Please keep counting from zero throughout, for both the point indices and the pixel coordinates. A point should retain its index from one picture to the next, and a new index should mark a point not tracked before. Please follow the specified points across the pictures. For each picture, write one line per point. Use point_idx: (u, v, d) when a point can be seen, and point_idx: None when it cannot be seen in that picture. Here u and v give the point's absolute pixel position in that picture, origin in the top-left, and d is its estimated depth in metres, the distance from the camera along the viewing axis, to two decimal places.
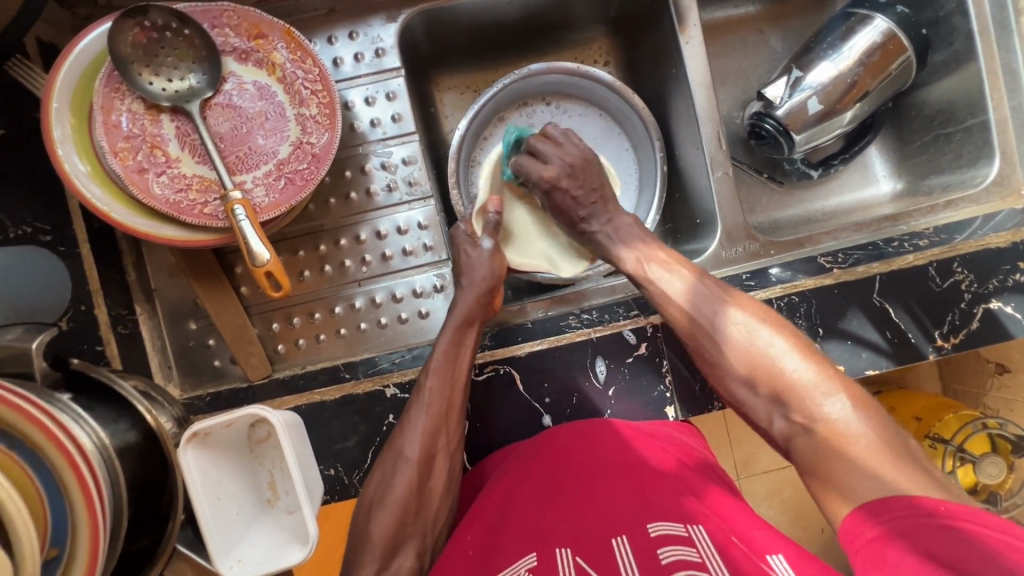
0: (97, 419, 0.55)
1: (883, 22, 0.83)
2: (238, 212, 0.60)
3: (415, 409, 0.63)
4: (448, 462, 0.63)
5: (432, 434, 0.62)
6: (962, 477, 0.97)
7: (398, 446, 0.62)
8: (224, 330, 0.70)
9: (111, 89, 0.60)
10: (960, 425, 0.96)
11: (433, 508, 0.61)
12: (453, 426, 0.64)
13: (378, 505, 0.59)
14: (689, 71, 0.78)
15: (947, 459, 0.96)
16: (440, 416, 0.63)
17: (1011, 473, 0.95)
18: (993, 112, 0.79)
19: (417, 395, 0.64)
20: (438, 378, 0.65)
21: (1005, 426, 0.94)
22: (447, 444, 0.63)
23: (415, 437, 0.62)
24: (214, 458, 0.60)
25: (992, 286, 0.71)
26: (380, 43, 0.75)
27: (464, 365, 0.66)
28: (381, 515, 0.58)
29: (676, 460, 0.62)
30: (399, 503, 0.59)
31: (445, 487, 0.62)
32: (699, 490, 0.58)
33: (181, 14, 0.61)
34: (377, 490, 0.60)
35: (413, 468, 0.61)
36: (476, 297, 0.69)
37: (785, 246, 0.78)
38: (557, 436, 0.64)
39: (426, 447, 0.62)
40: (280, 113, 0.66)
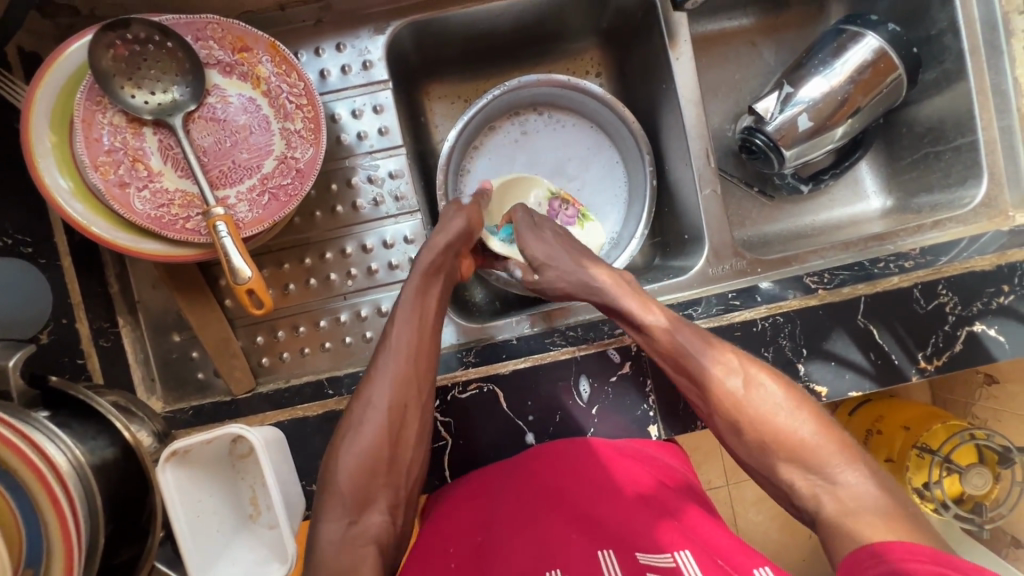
0: (74, 436, 0.55)
1: (874, 39, 0.83)
2: (220, 229, 0.60)
3: (383, 359, 0.65)
4: (419, 413, 0.64)
5: (401, 385, 0.64)
6: (948, 486, 0.98)
7: (367, 395, 0.64)
8: (207, 343, 0.70)
9: (92, 101, 0.60)
10: (948, 435, 0.96)
11: (405, 459, 0.63)
12: (422, 377, 0.65)
13: (347, 453, 0.61)
14: (679, 87, 0.78)
15: (933, 469, 0.96)
16: (407, 365, 0.65)
17: (997, 483, 0.96)
18: (982, 132, 0.79)
19: (385, 344, 0.66)
20: (405, 328, 0.66)
21: (992, 437, 0.94)
22: (418, 395, 0.65)
23: (383, 388, 0.63)
24: (192, 475, 0.59)
25: (976, 309, 0.71)
26: (368, 55, 0.74)
27: (432, 316, 0.68)
28: (349, 463, 0.61)
29: (656, 481, 0.62)
30: (367, 452, 0.61)
31: (417, 438, 0.64)
32: (676, 511, 0.58)
33: (164, 27, 0.60)
34: (347, 439, 0.62)
35: (381, 418, 0.62)
36: (448, 243, 0.70)
37: (772, 264, 0.79)
38: (541, 452, 0.65)
39: (394, 397, 0.63)
40: (264, 127, 0.65)
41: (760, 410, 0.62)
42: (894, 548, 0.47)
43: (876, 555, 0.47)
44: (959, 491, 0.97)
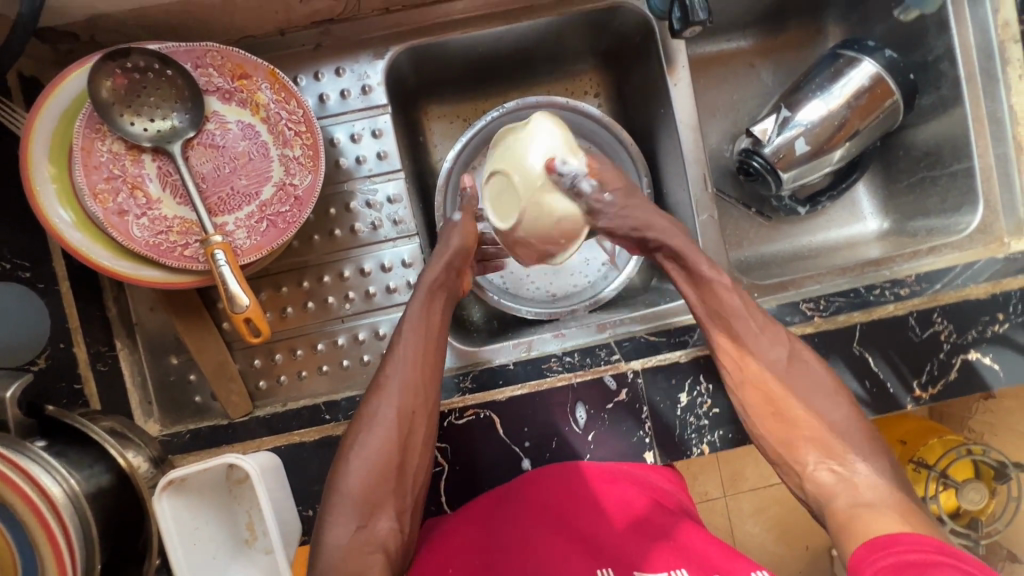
0: (70, 465, 0.55)
1: (870, 65, 0.83)
2: (218, 257, 0.60)
3: (391, 366, 0.66)
4: (425, 421, 0.65)
5: (408, 394, 0.64)
6: (945, 501, 0.99)
7: (375, 403, 0.64)
8: (205, 367, 0.70)
9: (90, 129, 0.60)
10: (944, 451, 0.97)
11: (413, 466, 0.64)
12: (429, 385, 0.66)
13: (356, 459, 0.62)
14: (677, 112, 0.79)
15: (930, 483, 0.97)
16: (415, 374, 0.65)
17: (994, 498, 0.96)
18: (978, 159, 0.80)
19: (393, 351, 0.67)
20: (412, 337, 0.67)
21: (988, 453, 0.95)
22: (425, 403, 0.65)
23: (391, 396, 0.64)
24: (190, 504, 0.59)
25: (971, 337, 0.72)
26: (367, 80, 0.74)
27: (439, 324, 0.69)
28: (358, 470, 0.61)
29: (648, 500, 0.64)
30: (376, 460, 0.61)
31: (423, 447, 0.65)
32: (670, 529, 0.61)
33: (164, 56, 0.61)
34: (355, 447, 0.62)
35: (389, 424, 0.63)
36: (449, 259, 0.70)
37: (764, 288, 0.78)
38: (539, 474, 0.65)
39: (402, 405, 0.64)
40: (263, 153, 0.66)
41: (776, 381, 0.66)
42: (902, 539, 0.48)
43: (884, 547, 0.49)
44: (954, 504, 0.98)
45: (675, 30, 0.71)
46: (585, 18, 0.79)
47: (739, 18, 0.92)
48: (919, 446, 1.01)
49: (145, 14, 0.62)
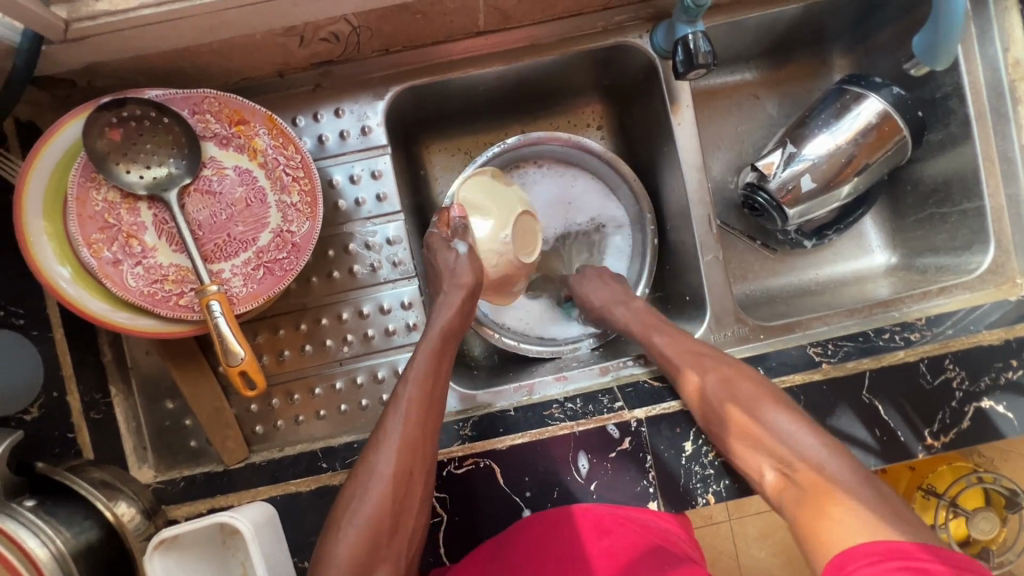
0: (59, 523, 0.54)
1: (877, 101, 0.82)
2: (214, 307, 0.59)
3: (391, 420, 0.63)
4: (423, 484, 0.62)
5: (407, 452, 0.62)
6: (954, 529, 0.96)
7: (372, 459, 0.62)
8: (201, 414, 0.69)
9: (86, 178, 0.59)
10: (954, 478, 0.95)
11: (407, 530, 0.61)
12: (429, 443, 0.63)
13: (348, 520, 0.59)
14: (681, 151, 0.77)
15: (940, 512, 0.95)
16: (415, 431, 0.63)
17: (1005, 527, 0.95)
18: (989, 199, 0.79)
19: (394, 404, 0.64)
20: (415, 389, 0.64)
21: (999, 480, 0.93)
22: (422, 462, 0.63)
23: (389, 452, 0.61)
24: (183, 560, 0.58)
25: (984, 384, 0.70)
26: (366, 121, 0.73)
27: (443, 376, 0.67)
28: (350, 530, 0.58)
29: (651, 542, 0.61)
30: (370, 520, 0.59)
31: (419, 510, 0.62)
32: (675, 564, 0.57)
33: (160, 104, 0.60)
34: (350, 505, 0.60)
35: (385, 482, 0.60)
36: (461, 303, 0.70)
37: (775, 330, 0.77)
38: (533, 523, 0.64)
39: (400, 464, 0.61)
40: (261, 199, 0.65)
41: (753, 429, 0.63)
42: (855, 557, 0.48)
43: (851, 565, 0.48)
44: (965, 532, 0.96)
45: (680, 73, 0.70)
46: (589, 57, 0.78)
47: (744, 51, 0.91)
48: (928, 472, 0.98)
49: (143, 61, 0.61)
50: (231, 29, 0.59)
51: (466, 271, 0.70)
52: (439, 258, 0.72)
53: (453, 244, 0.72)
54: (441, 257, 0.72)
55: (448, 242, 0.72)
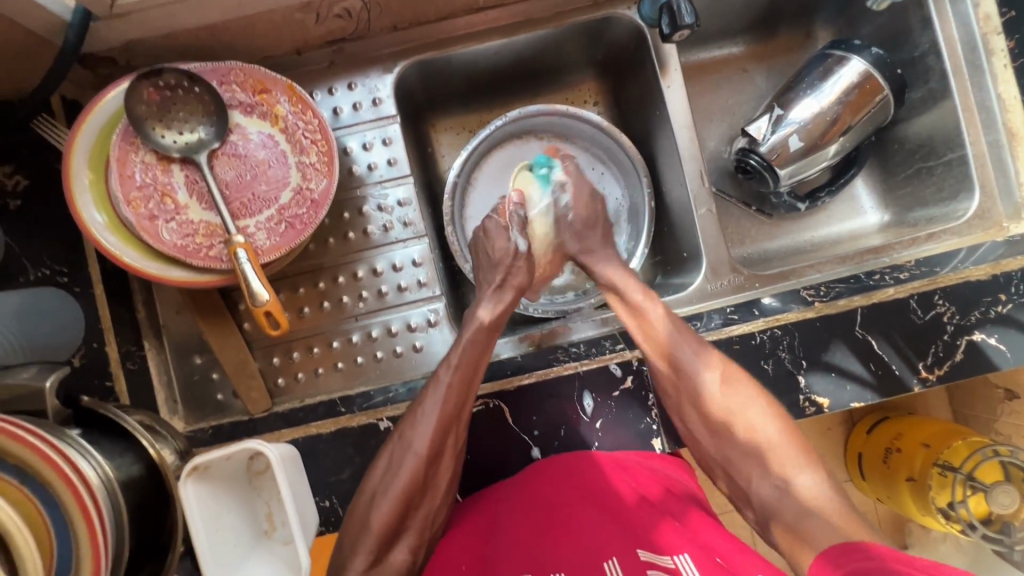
0: (104, 453, 0.57)
1: (859, 63, 0.85)
2: (240, 256, 0.64)
3: (430, 403, 0.64)
4: (452, 462, 0.65)
5: (443, 432, 0.63)
6: (974, 506, 0.92)
7: (409, 439, 0.63)
8: (227, 365, 0.73)
9: (126, 142, 0.65)
10: (970, 452, 0.92)
11: (433, 505, 0.63)
12: (462, 428, 0.65)
13: (381, 495, 0.61)
14: (671, 113, 0.82)
15: (957, 488, 0.91)
16: (451, 415, 0.64)
17: None
18: (971, 146, 0.82)
19: (434, 387, 0.66)
20: (457, 375, 0.66)
21: (1017, 453, 0.90)
22: (455, 442, 0.65)
23: (425, 433, 0.63)
24: (214, 491, 0.61)
25: (974, 318, 0.73)
26: (377, 93, 0.80)
27: (484, 365, 0.68)
28: (382, 504, 0.60)
29: (661, 488, 0.63)
30: (402, 494, 0.60)
31: (446, 487, 0.64)
32: (682, 514, 0.60)
33: (192, 74, 0.66)
34: (383, 480, 0.61)
35: (419, 461, 0.61)
36: (505, 300, 0.74)
37: (767, 279, 0.81)
38: (545, 467, 0.65)
39: (435, 443, 0.62)
40: (282, 161, 0.70)
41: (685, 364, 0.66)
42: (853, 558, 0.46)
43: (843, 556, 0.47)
44: (987, 509, 0.91)
45: (665, 35, 0.75)
46: (581, 30, 0.83)
47: (730, 25, 0.96)
48: (944, 448, 0.95)
49: (175, 39, 0.68)
50: (254, 5, 0.65)
51: (517, 272, 0.77)
52: (495, 245, 0.78)
53: (510, 233, 0.79)
54: (499, 244, 0.78)
55: (506, 231, 0.79)
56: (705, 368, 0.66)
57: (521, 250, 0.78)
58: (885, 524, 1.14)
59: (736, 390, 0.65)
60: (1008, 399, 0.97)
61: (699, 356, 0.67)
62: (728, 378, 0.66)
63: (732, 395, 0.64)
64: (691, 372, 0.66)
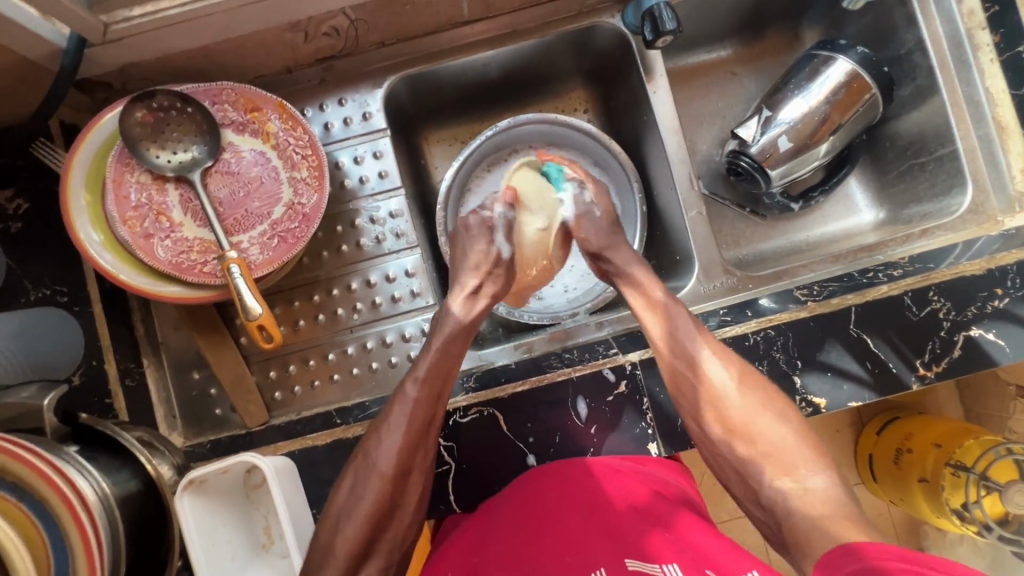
0: (102, 469, 0.58)
1: (846, 62, 0.86)
2: (233, 271, 0.65)
3: (394, 419, 0.64)
4: (421, 479, 0.64)
5: (410, 449, 0.63)
6: (990, 507, 0.89)
7: (373, 456, 0.62)
8: (225, 379, 0.74)
9: (122, 163, 0.67)
10: (983, 451, 0.90)
11: (403, 524, 0.63)
12: (431, 443, 0.65)
13: (349, 513, 0.61)
14: (659, 117, 0.83)
15: (971, 489, 0.89)
16: (416, 431, 0.63)
17: None
18: (961, 141, 0.82)
19: (400, 405, 0.65)
20: (423, 390, 0.65)
21: None
22: (424, 457, 0.64)
23: (390, 450, 0.62)
24: (211, 504, 0.62)
25: (971, 313, 0.72)
26: (367, 107, 0.82)
27: (451, 378, 0.68)
28: (348, 528, 0.60)
29: (650, 491, 0.63)
30: (369, 516, 0.60)
31: (416, 505, 0.64)
32: (671, 515, 0.60)
33: (184, 95, 0.68)
34: (348, 502, 0.61)
35: (385, 478, 0.61)
36: (473, 304, 0.72)
37: (762, 279, 0.81)
38: (534, 478, 0.64)
39: (401, 461, 0.62)
40: (274, 177, 0.72)
41: (702, 367, 0.65)
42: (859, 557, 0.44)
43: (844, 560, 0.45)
44: (1003, 510, 0.88)
45: (648, 41, 0.76)
46: (567, 39, 0.84)
47: (716, 29, 0.97)
48: (956, 448, 0.94)
49: (169, 62, 0.70)
50: (243, 25, 0.67)
51: (495, 280, 0.74)
52: (473, 246, 0.74)
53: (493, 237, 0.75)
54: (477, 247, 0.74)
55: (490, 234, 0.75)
56: (718, 373, 0.65)
57: (504, 256, 0.75)
58: (898, 528, 1.12)
59: (751, 391, 0.64)
60: (1019, 397, 0.95)
61: (711, 348, 0.67)
62: (743, 380, 0.65)
63: (748, 396, 0.63)
64: (701, 369, 0.65)
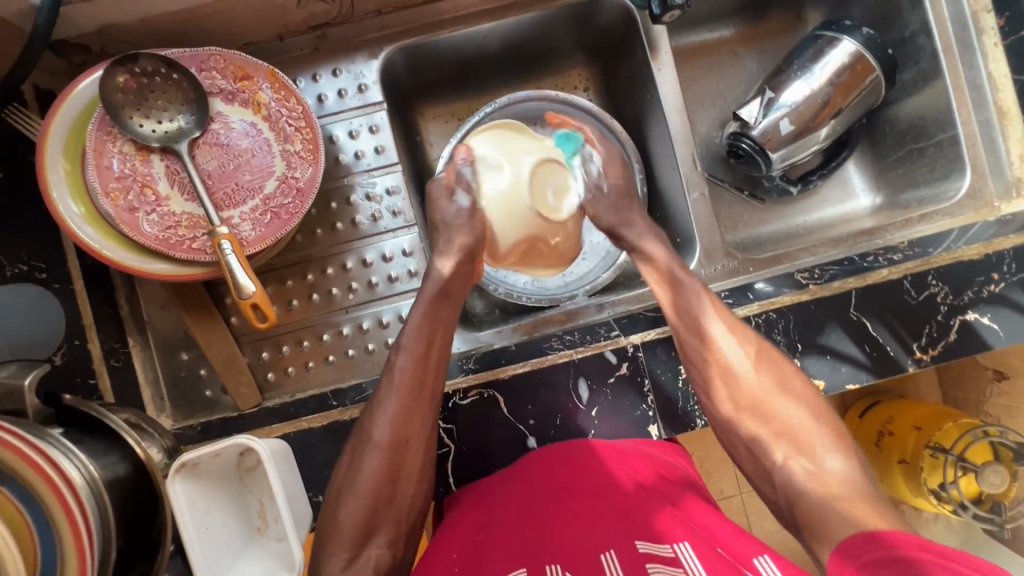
0: (88, 451, 0.56)
1: (850, 43, 0.85)
2: (225, 246, 0.62)
3: (385, 394, 0.64)
4: (422, 447, 0.63)
5: (403, 419, 0.63)
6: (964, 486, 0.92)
7: (367, 430, 0.62)
8: (215, 361, 0.72)
9: (102, 132, 0.63)
10: (960, 434, 0.92)
11: (408, 496, 0.62)
12: (426, 410, 0.64)
13: (348, 487, 0.60)
14: (663, 96, 0.81)
15: (949, 470, 0.91)
16: (405, 401, 0.63)
17: (1015, 481, 0.91)
18: (962, 126, 0.82)
19: (389, 374, 0.65)
20: (409, 357, 0.65)
21: (1005, 433, 0.91)
22: (421, 427, 0.63)
23: (383, 421, 0.62)
24: (203, 488, 0.60)
25: (967, 298, 0.73)
26: (363, 79, 0.79)
27: (437, 342, 0.67)
28: (349, 502, 0.59)
29: (655, 474, 0.64)
30: (369, 486, 0.60)
31: (419, 475, 0.63)
32: (677, 499, 0.61)
33: (170, 60, 0.64)
34: (347, 474, 0.61)
35: (381, 450, 0.61)
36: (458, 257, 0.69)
37: (762, 263, 0.81)
38: (540, 458, 0.65)
39: (395, 431, 0.62)
40: (266, 149, 0.69)
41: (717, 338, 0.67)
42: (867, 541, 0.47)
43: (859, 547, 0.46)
44: (977, 489, 0.92)
45: (655, 16, 0.74)
46: (568, 13, 0.82)
47: (719, 7, 0.95)
48: (934, 431, 0.95)
49: (151, 24, 0.66)
50: None
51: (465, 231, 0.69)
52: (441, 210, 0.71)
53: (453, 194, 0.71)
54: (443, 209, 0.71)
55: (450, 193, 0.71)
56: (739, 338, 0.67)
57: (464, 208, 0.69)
58: None
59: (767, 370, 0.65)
60: (997, 380, 0.98)
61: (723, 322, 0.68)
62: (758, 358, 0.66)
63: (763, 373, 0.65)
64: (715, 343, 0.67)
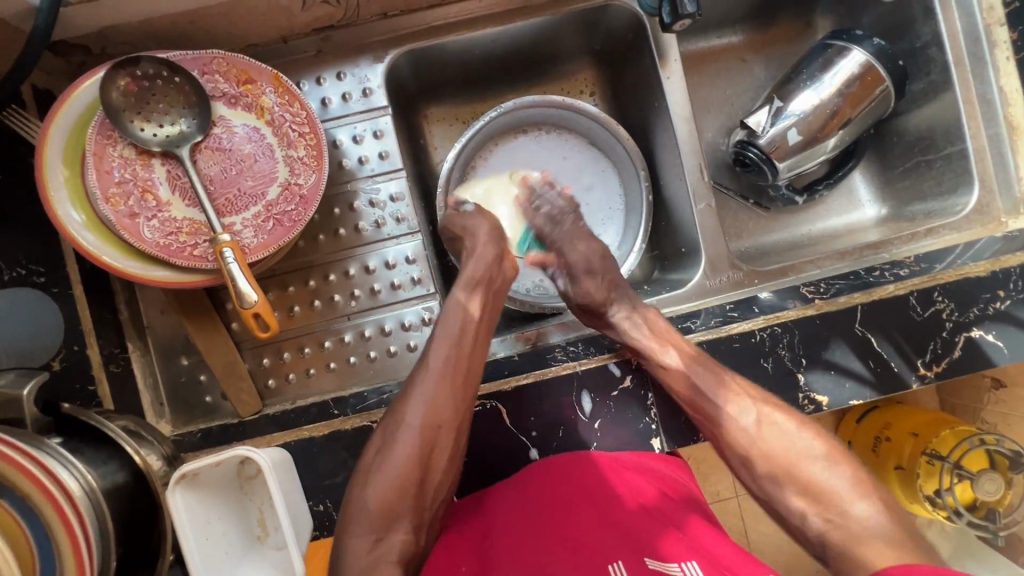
0: (87, 461, 0.55)
1: (860, 53, 0.84)
2: (227, 255, 0.61)
3: (420, 379, 0.65)
4: (456, 434, 0.64)
5: (438, 403, 0.63)
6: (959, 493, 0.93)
7: (401, 414, 0.63)
8: (215, 367, 0.71)
9: (103, 136, 0.62)
10: (957, 441, 0.92)
11: (434, 485, 0.62)
12: (462, 394, 0.65)
13: (379, 468, 0.61)
14: (671, 104, 0.80)
15: (944, 477, 0.92)
16: (442, 384, 0.64)
17: (1010, 489, 0.92)
18: (971, 140, 0.81)
19: (426, 359, 0.66)
20: (446, 342, 0.66)
21: (1002, 441, 0.91)
22: (455, 414, 0.64)
23: (419, 405, 0.63)
24: (202, 499, 0.59)
25: (972, 315, 0.73)
26: (368, 83, 0.77)
27: (474, 328, 0.68)
28: (377, 485, 0.60)
29: (658, 492, 0.63)
30: (399, 469, 0.61)
31: (449, 462, 0.63)
32: (682, 522, 0.60)
33: (172, 63, 0.63)
34: (377, 457, 0.62)
35: (415, 433, 0.62)
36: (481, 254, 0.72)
37: (767, 275, 0.80)
38: (542, 467, 0.64)
39: (430, 415, 0.63)
40: (269, 155, 0.68)
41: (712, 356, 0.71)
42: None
43: None
44: (972, 496, 0.92)
45: (665, 24, 0.73)
46: (576, 18, 0.81)
47: (729, 13, 0.94)
48: (931, 438, 0.95)
49: (152, 25, 0.65)
50: None
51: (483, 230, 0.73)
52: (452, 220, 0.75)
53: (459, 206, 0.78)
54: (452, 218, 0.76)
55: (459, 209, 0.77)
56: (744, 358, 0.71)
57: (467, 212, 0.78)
58: None
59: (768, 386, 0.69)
60: (994, 389, 0.98)
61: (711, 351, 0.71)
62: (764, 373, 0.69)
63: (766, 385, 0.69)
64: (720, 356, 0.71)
